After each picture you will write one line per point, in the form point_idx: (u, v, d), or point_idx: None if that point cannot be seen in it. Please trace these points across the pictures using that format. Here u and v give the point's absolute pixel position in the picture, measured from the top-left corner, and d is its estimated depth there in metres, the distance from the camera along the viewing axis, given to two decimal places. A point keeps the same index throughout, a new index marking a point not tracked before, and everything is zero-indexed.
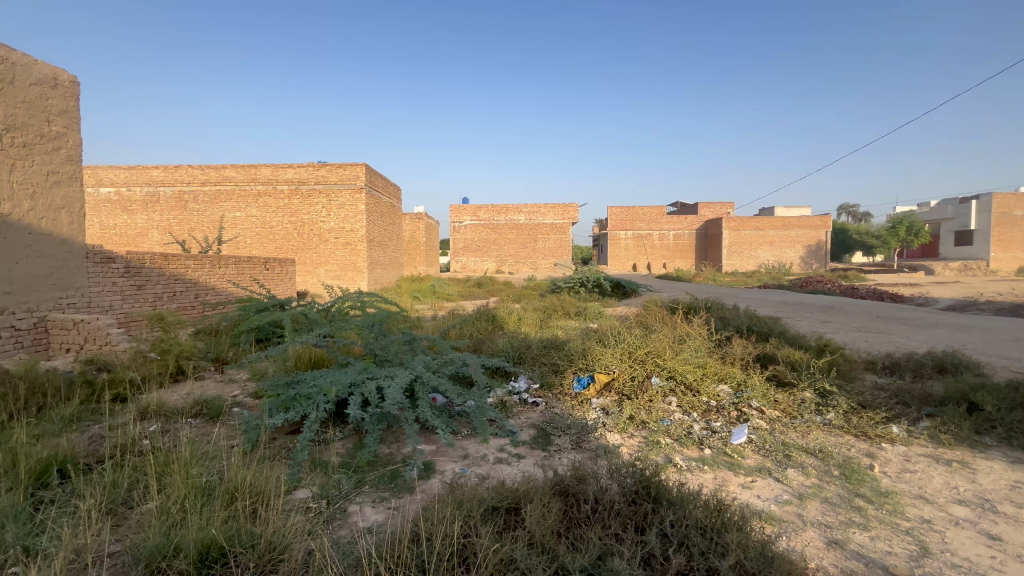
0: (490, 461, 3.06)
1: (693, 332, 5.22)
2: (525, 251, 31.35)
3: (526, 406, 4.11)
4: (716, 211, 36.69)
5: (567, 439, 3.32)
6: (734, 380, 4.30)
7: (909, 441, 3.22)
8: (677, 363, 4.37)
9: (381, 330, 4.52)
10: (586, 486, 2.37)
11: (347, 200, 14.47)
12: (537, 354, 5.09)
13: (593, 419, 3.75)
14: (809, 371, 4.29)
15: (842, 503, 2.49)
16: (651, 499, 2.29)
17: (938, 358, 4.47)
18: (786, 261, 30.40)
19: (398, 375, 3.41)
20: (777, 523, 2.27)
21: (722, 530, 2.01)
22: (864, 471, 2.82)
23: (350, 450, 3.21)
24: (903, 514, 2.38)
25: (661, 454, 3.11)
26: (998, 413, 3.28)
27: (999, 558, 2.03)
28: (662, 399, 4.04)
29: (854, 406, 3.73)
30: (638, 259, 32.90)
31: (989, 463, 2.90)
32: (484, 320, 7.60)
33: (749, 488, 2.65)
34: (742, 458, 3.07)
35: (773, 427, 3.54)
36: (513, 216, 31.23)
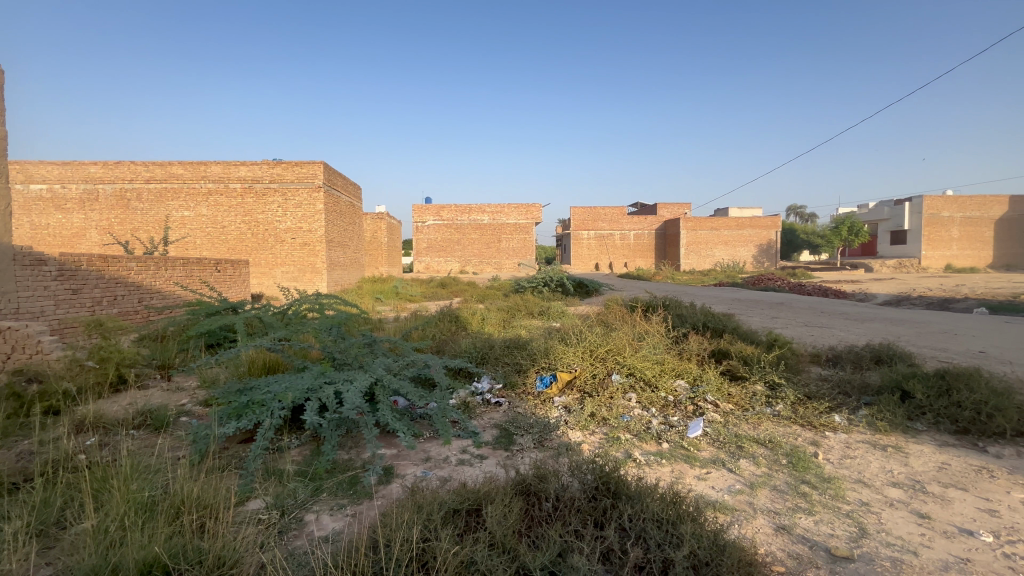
0: (452, 463, 3.04)
1: (651, 329, 5.35)
2: (489, 251, 31.31)
3: (489, 407, 4.10)
4: (674, 212, 37.78)
5: (529, 439, 3.34)
6: (690, 375, 4.44)
7: (849, 429, 3.42)
8: (637, 360, 4.47)
9: (339, 332, 4.40)
10: (548, 484, 2.38)
11: (304, 199, 14.02)
12: (500, 354, 5.09)
13: (555, 417, 3.78)
14: (760, 365, 4.49)
15: (789, 490, 2.62)
16: (611, 495, 2.33)
17: (875, 350, 4.76)
18: (740, 260, 31.68)
19: (357, 378, 3.33)
20: (730, 512, 2.36)
21: (678, 522, 2.07)
22: (810, 459, 2.97)
23: (307, 458, 3.11)
24: (844, 498, 2.53)
25: (621, 449, 3.18)
26: (927, 400, 3.53)
27: (928, 535, 2.18)
28: (622, 396, 4.13)
29: (801, 397, 3.93)
30: (600, 258, 33.50)
31: (920, 446, 3.12)
32: (447, 321, 7.53)
33: (704, 479, 2.74)
34: (698, 450, 3.17)
35: (726, 419, 3.68)
36: (477, 216, 31.13)
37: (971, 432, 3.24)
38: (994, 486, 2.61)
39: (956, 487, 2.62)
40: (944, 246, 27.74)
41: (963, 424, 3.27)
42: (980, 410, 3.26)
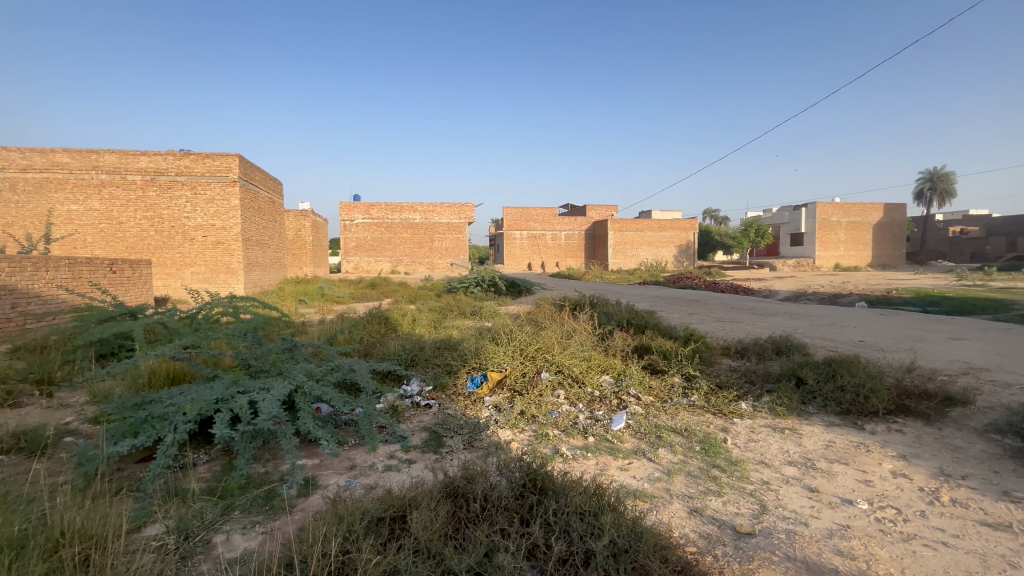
0: (378, 469, 2.95)
1: (579, 327, 5.51)
2: (421, 250, 30.76)
3: (418, 410, 4.03)
4: (602, 213, 39.21)
5: (459, 440, 3.32)
6: (615, 370, 4.63)
7: (754, 415, 3.74)
8: (565, 357, 4.60)
9: (255, 337, 4.10)
10: (476, 484, 2.38)
11: (216, 194, 12.95)
12: (430, 356, 5.00)
13: (485, 417, 3.79)
14: (677, 358, 4.78)
15: (701, 474, 2.81)
16: (537, 491, 2.37)
17: (776, 342, 5.24)
18: (663, 260, 33.58)
19: (274, 386, 3.11)
20: (649, 500, 2.48)
21: (600, 513, 2.14)
22: (720, 445, 3.21)
23: (217, 474, 2.88)
24: (748, 479, 2.76)
25: (549, 445, 3.25)
26: (817, 385, 3.94)
27: (816, 507, 2.44)
28: (551, 393, 4.22)
29: (712, 387, 4.24)
30: (533, 258, 34.06)
31: (812, 427, 3.48)
32: (376, 323, 7.28)
33: (626, 470, 2.87)
34: (621, 442, 3.32)
35: (648, 411, 3.88)
36: (409, 215, 30.49)
37: (852, 412, 3.66)
38: (869, 459, 2.97)
39: (840, 462, 2.95)
40: (834, 247, 31.18)
41: (846, 406, 3.69)
42: (859, 392, 3.69)
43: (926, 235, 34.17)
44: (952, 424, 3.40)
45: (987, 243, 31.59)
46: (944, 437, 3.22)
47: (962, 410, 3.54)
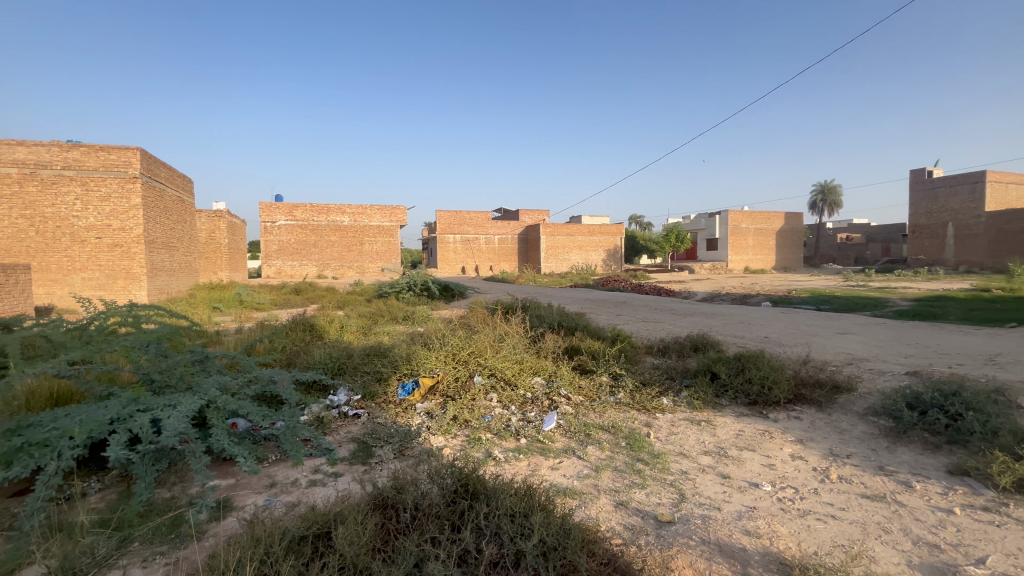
0: (302, 485, 2.80)
1: (511, 330, 5.57)
2: (350, 254, 29.61)
3: (347, 420, 3.87)
4: (535, 218, 39.95)
5: (389, 449, 3.23)
6: (546, 372, 4.73)
7: (674, 409, 3.98)
8: (497, 360, 4.62)
9: (159, 349, 3.73)
10: (406, 494, 2.32)
11: (113, 191, 11.66)
12: (359, 363, 4.82)
13: (416, 424, 3.72)
14: (604, 358, 4.98)
15: (626, 469, 2.94)
16: (469, 496, 2.37)
17: (694, 340, 5.59)
18: (592, 264, 34.81)
19: (182, 402, 2.83)
20: (577, 497, 2.56)
21: (530, 513, 2.17)
22: (644, 439, 3.38)
23: (111, 503, 2.58)
24: (668, 470, 2.93)
25: (481, 449, 3.25)
26: (729, 379, 4.26)
27: (728, 492, 2.64)
28: (484, 396, 4.23)
29: (637, 385, 4.46)
30: (466, 262, 33.94)
31: (724, 418, 3.77)
32: (300, 331, 6.89)
33: (556, 469, 2.94)
34: (552, 441, 3.40)
35: (577, 410, 4.00)
36: (336, 217, 29.26)
37: (758, 402, 4.00)
38: (773, 444, 3.27)
39: (748, 448, 3.22)
40: (743, 252, 33.98)
41: (753, 397, 4.03)
42: (764, 383, 4.04)
43: (819, 241, 38.24)
44: (839, 409, 3.83)
45: (867, 249, 35.83)
46: (833, 421, 3.61)
47: (847, 396, 4.00)
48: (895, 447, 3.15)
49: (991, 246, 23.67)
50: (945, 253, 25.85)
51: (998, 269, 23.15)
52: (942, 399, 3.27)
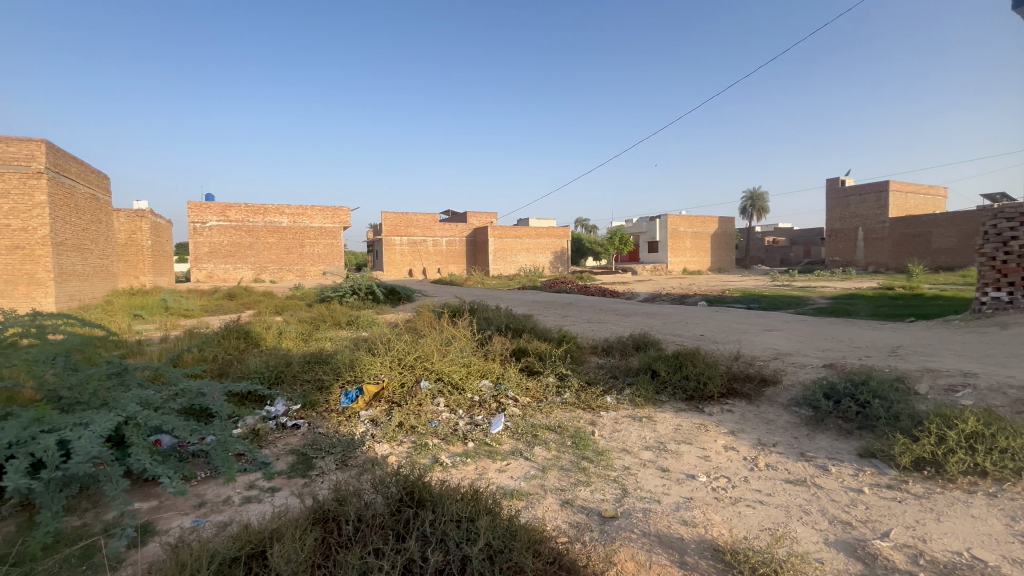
0: (235, 503, 2.64)
1: (459, 333, 5.53)
2: (289, 257, 28.30)
3: (285, 431, 3.69)
4: (482, 220, 39.93)
5: (330, 460, 3.11)
6: (493, 374, 4.73)
7: (617, 407, 4.12)
8: (444, 364, 4.57)
9: (68, 363, 3.38)
10: (348, 505, 2.24)
11: (12, 187, 10.50)
12: (298, 371, 4.60)
13: (360, 432, 3.60)
14: (551, 359, 5.05)
15: (572, 467, 3.00)
16: (414, 504, 2.32)
17: (635, 339, 5.79)
18: (540, 266, 35.29)
19: (95, 420, 2.58)
20: (524, 498, 2.59)
21: (476, 517, 2.16)
22: (589, 438, 3.46)
23: (8, 537, 2.31)
24: (612, 466, 3.02)
25: (428, 455, 3.21)
26: (668, 375, 4.45)
27: (667, 485, 2.76)
28: (430, 401, 4.17)
29: (583, 385, 4.57)
30: (413, 264, 33.35)
31: (664, 414, 3.94)
32: (233, 338, 6.50)
33: (503, 471, 2.96)
34: (500, 444, 3.41)
35: (525, 412, 4.04)
36: (274, 218, 27.88)
37: (695, 398, 4.22)
38: (708, 437, 3.45)
39: (685, 442, 3.38)
40: (682, 254, 35.67)
41: (690, 392, 4.24)
42: (700, 379, 4.26)
43: (749, 244, 40.88)
44: (766, 401, 4.10)
45: (790, 251, 38.69)
46: (761, 413, 3.87)
47: (773, 389, 4.29)
48: (814, 434, 3.42)
49: (895, 248, 26.29)
50: (857, 255, 28.37)
51: (901, 269, 25.74)
52: (853, 389, 3.59)
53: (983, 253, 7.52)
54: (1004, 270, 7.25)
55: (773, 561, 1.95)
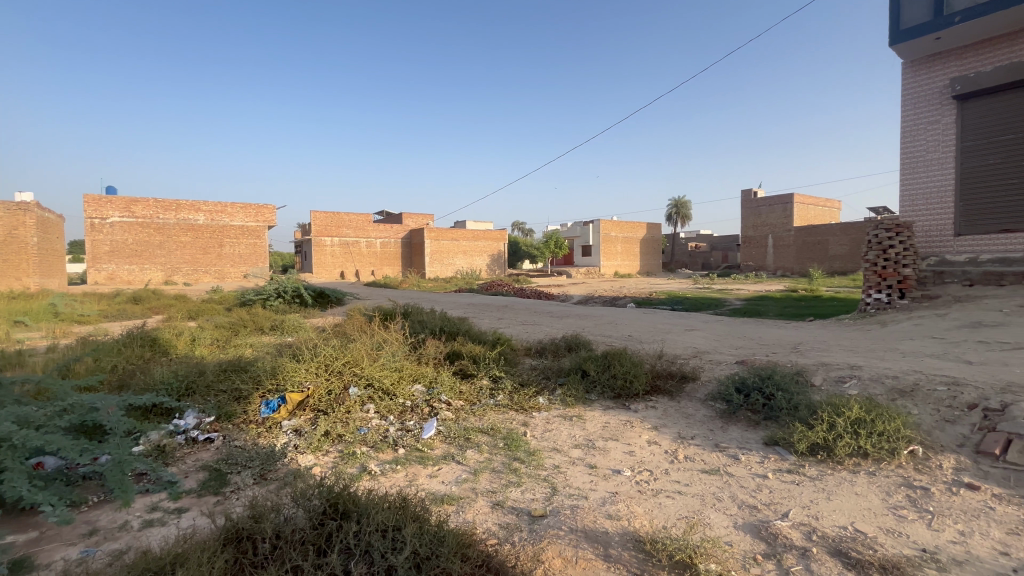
0: (134, 528, 2.39)
1: (390, 337, 5.39)
2: (205, 257, 26.21)
3: (196, 446, 3.40)
4: (418, 221, 39.20)
5: (247, 475, 2.90)
6: (426, 379, 4.65)
7: (549, 407, 4.20)
8: (375, 369, 4.43)
9: None
10: (264, 522, 2.10)
11: None
12: (213, 381, 4.26)
13: (281, 444, 3.40)
14: (485, 362, 5.06)
15: (504, 469, 3.02)
16: (338, 516, 2.22)
17: (567, 340, 5.93)
18: (477, 269, 35.30)
19: None
20: (455, 502, 2.57)
21: (403, 525, 2.11)
22: (521, 439, 3.50)
23: None
24: (542, 466, 3.07)
25: (356, 464, 3.10)
26: (597, 375, 4.61)
27: (594, 481, 2.86)
28: (360, 408, 4.03)
29: (516, 386, 4.62)
30: (345, 266, 32.05)
31: (593, 412, 4.07)
32: (137, 346, 5.90)
33: (434, 476, 2.91)
34: (431, 449, 3.36)
35: (457, 415, 4.01)
36: (187, 215, 25.72)
37: (622, 395, 4.40)
38: (633, 433, 3.62)
39: (612, 438, 3.52)
40: (613, 258, 37.15)
41: (617, 391, 4.41)
42: (626, 377, 4.45)
43: (673, 249, 43.46)
44: (686, 396, 4.36)
45: (710, 256, 41.52)
46: (682, 408, 4.11)
47: (692, 384, 4.57)
48: (727, 426, 3.68)
49: (798, 255, 29.01)
50: (768, 261, 30.98)
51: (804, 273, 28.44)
52: (761, 382, 3.91)
53: (868, 260, 8.46)
54: (884, 274, 8.25)
55: (688, 547, 2.08)
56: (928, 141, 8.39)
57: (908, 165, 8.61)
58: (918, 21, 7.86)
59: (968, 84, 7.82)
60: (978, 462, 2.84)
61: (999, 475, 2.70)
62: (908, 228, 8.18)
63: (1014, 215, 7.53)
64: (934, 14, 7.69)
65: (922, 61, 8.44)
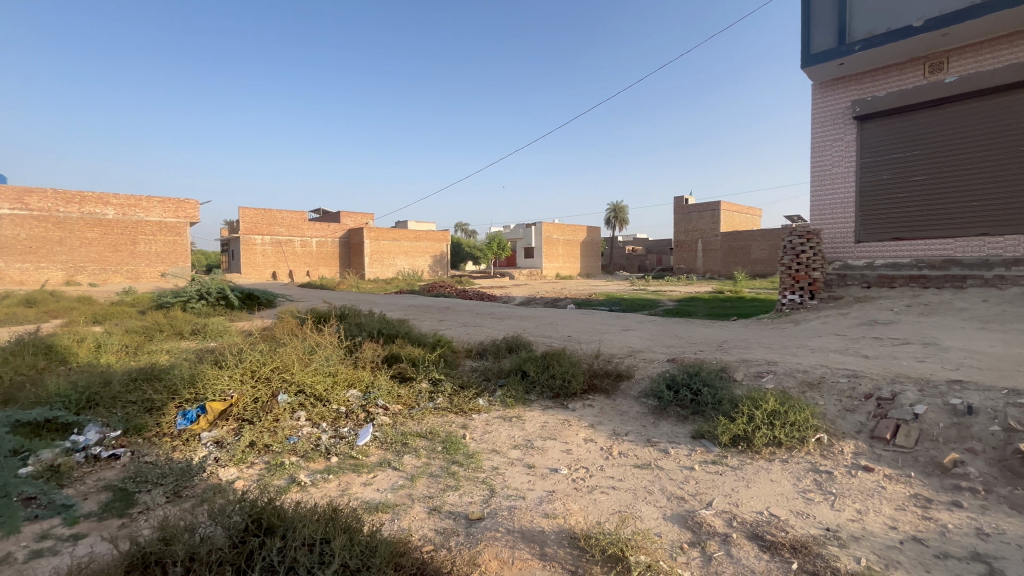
0: (18, 560, 2.11)
1: (324, 340, 5.15)
2: (115, 255, 23.86)
3: (99, 464, 3.08)
4: (357, 221, 37.95)
5: (157, 493, 2.66)
6: (362, 383, 4.49)
7: (489, 409, 4.20)
8: (306, 374, 4.20)
9: None
10: (177, 544, 1.93)
11: None
12: (121, 393, 3.87)
13: (199, 457, 3.15)
14: (425, 365, 4.97)
15: (442, 473, 2.97)
16: (262, 531, 2.09)
17: (508, 342, 5.96)
18: (419, 270, 34.72)
19: None
20: (390, 510, 2.49)
21: (331, 537, 2.02)
22: (459, 441, 3.47)
23: None
24: (481, 467, 3.06)
25: (284, 476, 2.93)
26: (537, 375, 4.67)
27: (532, 480, 2.89)
28: (289, 416, 3.82)
29: (456, 388, 4.58)
30: (278, 266, 30.32)
31: (532, 412, 4.12)
32: (28, 354, 5.26)
33: (369, 484, 2.81)
34: (366, 456, 3.24)
35: (394, 420, 3.90)
36: (94, 209, 23.35)
37: (560, 395, 4.49)
38: (571, 431, 3.69)
39: (551, 437, 3.57)
40: (555, 260, 37.87)
41: (556, 391, 4.49)
42: (565, 377, 4.54)
43: (612, 253, 45.09)
44: (621, 394, 4.52)
45: (646, 259, 43.39)
46: (617, 405, 4.26)
47: (627, 382, 4.74)
48: (659, 421, 3.85)
49: (725, 259, 30.97)
50: (698, 264, 32.82)
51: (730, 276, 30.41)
52: (689, 379, 4.13)
53: (784, 264, 9.12)
54: (797, 277, 8.96)
55: (620, 541, 2.14)
56: (834, 157, 9.24)
57: (818, 179, 9.45)
58: (826, 46, 8.65)
59: (866, 107, 8.69)
60: (873, 446, 3.15)
61: (890, 457, 3.02)
62: (817, 235, 8.97)
63: (903, 225, 8.51)
64: (838, 42, 8.50)
65: (829, 84, 9.29)
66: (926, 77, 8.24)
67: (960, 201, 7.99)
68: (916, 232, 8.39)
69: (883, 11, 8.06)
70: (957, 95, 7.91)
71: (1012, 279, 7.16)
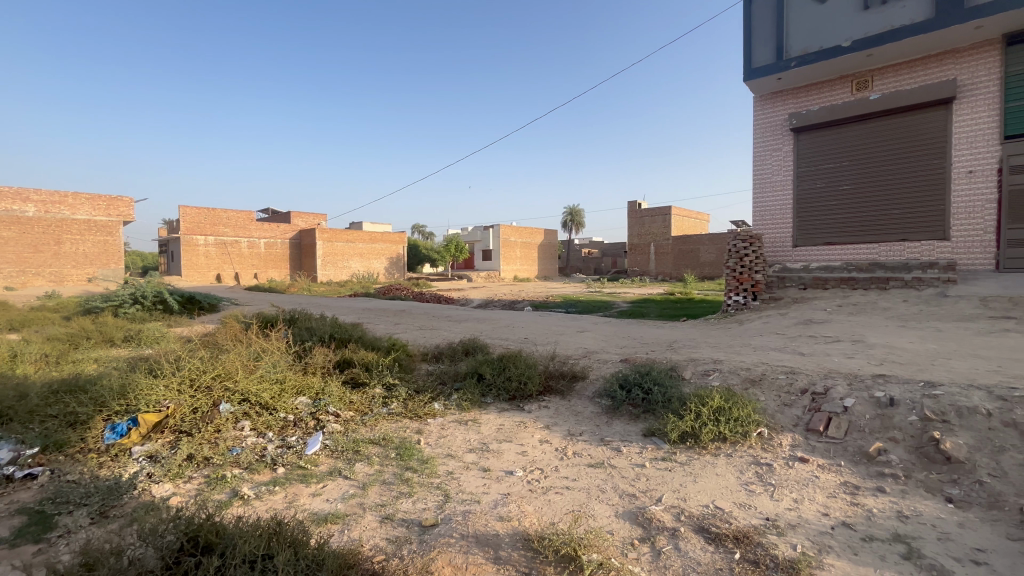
0: None
1: (271, 346, 4.93)
2: (36, 256, 21.88)
3: (12, 486, 2.80)
4: (309, 221, 36.73)
5: (80, 515, 2.45)
6: (312, 390, 4.33)
7: (445, 413, 4.15)
8: (251, 382, 4.01)
9: None
10: (102, 568, 1.78)
11: None
12: (40, 406, 3.55)
13: (130, 473, 2.93)
14: (378, 370, 4.86)
15: (395, 480, 2.91)
16: (199, 551, 1.97)
17: (465, 344, 5.91)
18: (374, 272, 33.91)
19: None
20: (340, 520, 2.41)
21: (274, 553, 1.93)
22: (414, 447, 3.40)
23: None
24: (435, 473, 3.02)
25: (225, 490, 2.77)
26: (493, 378, 4.66)
27: (487, 484, 2.87)
28: (232, 427, 3.63)
29: (410, 393, 4.50)
30: (222, 267, 28.74)
31: (488, 415, 4.11)
32: None
33: (318, 495, 2.71)
34: (315, 466, 3.13)
35: (346, 428, 3.78)
36: (11, 205, 21.38)
37: (516, 397, 4.50)
38: (527, 433, 3.71)
39: (506, 440, 3.57)
40: (512, 263, 38.01)
41: (512, 393, 4.51)
42: (521, 379, 4.56)
43: (569, 256, 45.76)
44: (577, 395, 4.58)
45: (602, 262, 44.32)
46: (572, 406, 4.32)
47: (582, 382, 4.81)
48: (612, 421, 3.94)
49: (675, 262, 32.11)
50: (650, 266, 33.84)
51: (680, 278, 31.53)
52: (641, 378, 4.24)
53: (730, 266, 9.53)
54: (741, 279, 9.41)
55: (572, 540, 2.17)
56: (774, 166, 9.79)
57: (760, 186, 9.98)
58: (765, 62, 9.17)
59: (802, 120, 9.27)
60: (809, 438, 3.35)
61: (823, 448, 3.21)
62: (759, 240, 9.45)
63: (835, 231, 9.13)
64: (776, 58, 9.03)
65: (769, 97, 9.83)
66: (854, 93, 8.88)
67: (884, 208, 8.67)
68: (847, 236, 9.03)
69: (815, 31, 8.64)
70: (880, 111, 8.58)
71: (928, 280, 7.74)
